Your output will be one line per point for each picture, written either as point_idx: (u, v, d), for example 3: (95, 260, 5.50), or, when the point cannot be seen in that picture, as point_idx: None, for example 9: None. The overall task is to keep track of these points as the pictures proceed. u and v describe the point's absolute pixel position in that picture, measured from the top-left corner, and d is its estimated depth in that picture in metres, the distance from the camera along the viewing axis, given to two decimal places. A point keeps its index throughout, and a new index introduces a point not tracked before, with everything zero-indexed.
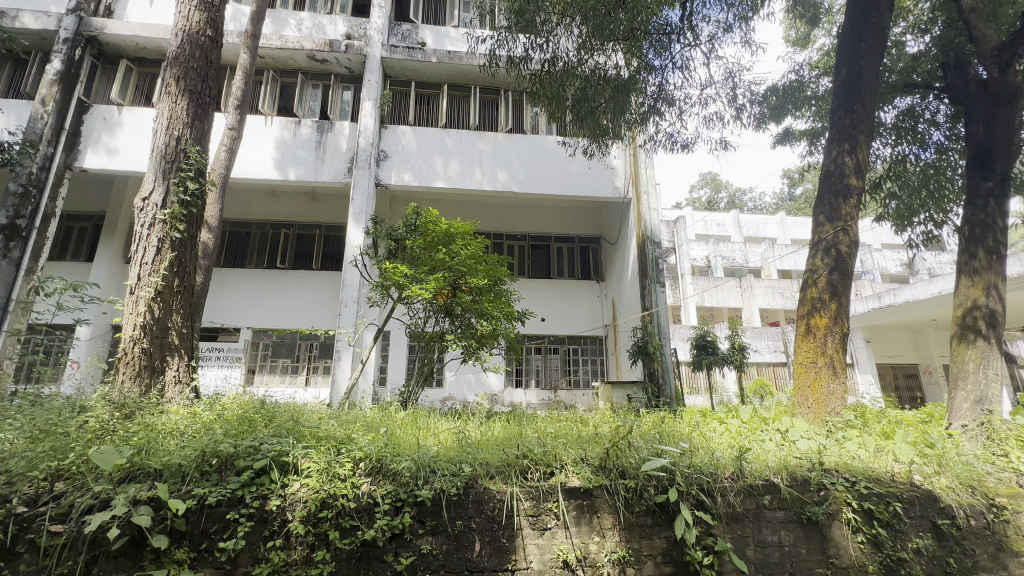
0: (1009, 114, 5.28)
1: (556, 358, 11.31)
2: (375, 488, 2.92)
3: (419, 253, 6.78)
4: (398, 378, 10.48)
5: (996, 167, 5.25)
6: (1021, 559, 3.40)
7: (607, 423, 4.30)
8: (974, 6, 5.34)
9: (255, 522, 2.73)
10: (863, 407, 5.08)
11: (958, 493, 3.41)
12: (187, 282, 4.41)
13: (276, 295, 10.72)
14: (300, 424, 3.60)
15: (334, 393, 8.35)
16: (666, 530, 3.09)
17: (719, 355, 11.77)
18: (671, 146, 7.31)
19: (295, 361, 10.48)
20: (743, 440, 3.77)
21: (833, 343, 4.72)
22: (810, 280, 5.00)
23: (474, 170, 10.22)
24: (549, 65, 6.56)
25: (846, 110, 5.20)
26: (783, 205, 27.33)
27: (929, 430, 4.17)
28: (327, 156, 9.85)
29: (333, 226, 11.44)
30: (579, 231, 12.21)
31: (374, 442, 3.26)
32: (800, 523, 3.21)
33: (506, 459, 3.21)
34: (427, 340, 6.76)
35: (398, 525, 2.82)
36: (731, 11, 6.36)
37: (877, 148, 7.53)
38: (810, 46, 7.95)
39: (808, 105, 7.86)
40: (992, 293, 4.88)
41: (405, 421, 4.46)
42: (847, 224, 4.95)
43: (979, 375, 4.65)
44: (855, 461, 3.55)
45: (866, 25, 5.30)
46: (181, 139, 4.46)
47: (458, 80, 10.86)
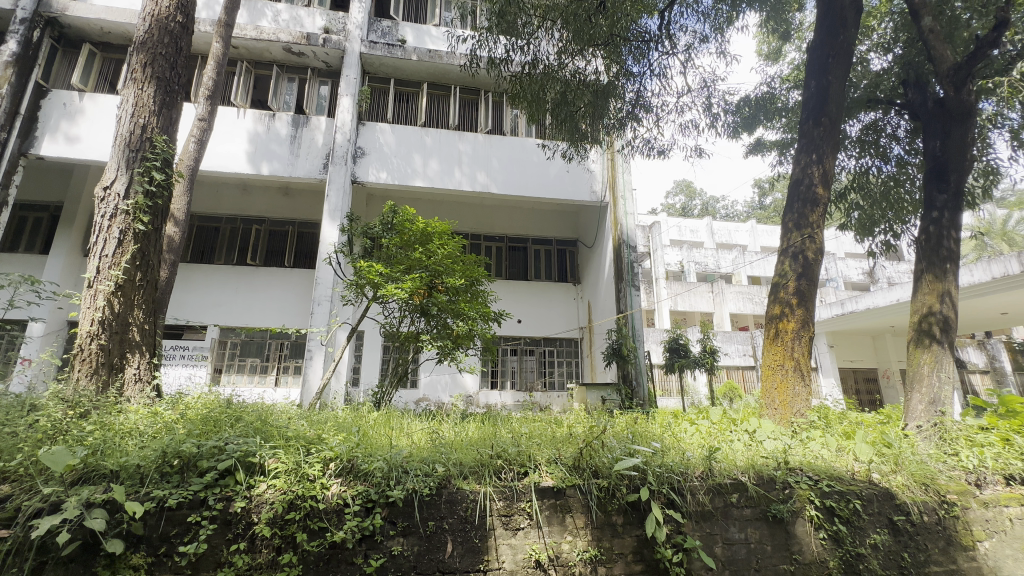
0: (963, 131, 5.56)
1: (532, 360, 11.34)
2: (345, 488, 2.86)
3: (395, 252, 6.70)
4: (371, 378, 10.33)
5: (950, 180, 5.53)
6: (968, 553, 3.58)
7: (581, 423, 4.34)
8: (933, 26, 5.52)
9: (218, 524, 2.64)
10: (827, 408, 5.28)
11: (913, 490, 3.56)
12: (151, 276, 4.24)
13: (245, 292, 10.41)
14: (269, 424, 3.50)
15: (305, 394, 8.18)
16: (637, 528, 3.13)
17: (691, 358, 12.02)
18: (648, 152, 7.46)
19: (264, 360, 10.22)
20: (713, 440, 3.85)
21: (800, 347, 4.88)
22: (779, 285, 5.15)
23: (453, 170, 10.15)
24: (530, 68, 6.57)
25: (814, 121, 5.40)
26: (754, 213, 28.12)
27: (888, 430, 4.33)
28: (302, 151, 9.64)
29: (307, 223, 11.20)
30: (556, 234, 12.29)
31: (345, 442, 3.19)
32: (765, 520, 3.29)
33: (480, 458, 3.19)
34: (402, 340, 6.70)
35: (369, 527, 2.77)
36: (707, 21, 6.53)
37: (842, 160, 7.86)
38: (781, 60, 8.22)
39: (779, 116, 8.12)
40: (946, 300, 5.13)
41: (378, 422, 4.41)
42: (814, 231, 5.13)
43: (933, 377, 4.89)
44: (819, 460, 3.67)
45: (834, 42, 5.50)
46: (147, 127, 4.28)
47: (438, 79, 10.81)
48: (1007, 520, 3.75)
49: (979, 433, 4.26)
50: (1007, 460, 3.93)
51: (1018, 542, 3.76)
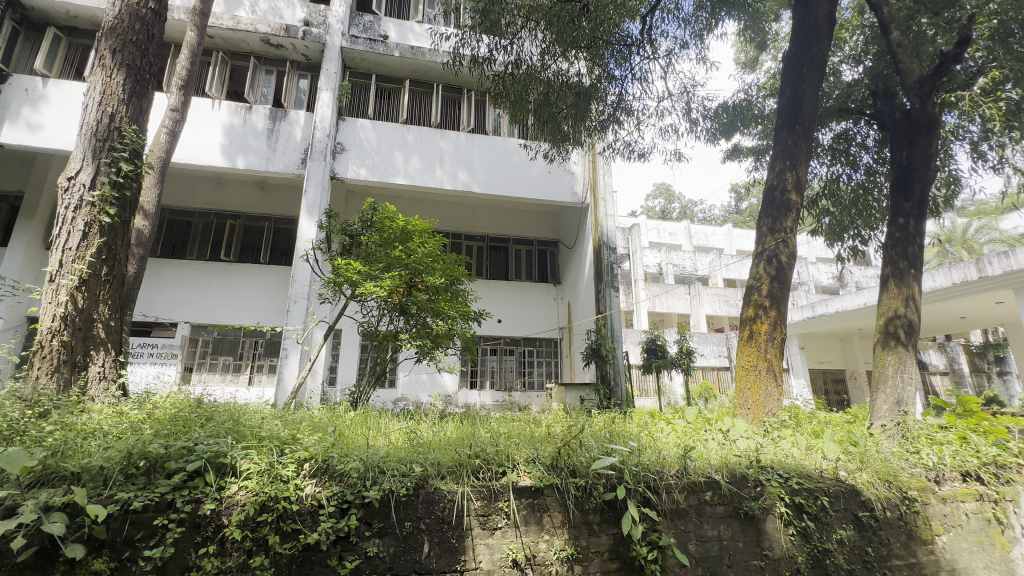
0: (928, 142, 5.81)
1: (512, 360, 11.35)
2: (320, 489, 2.81)
3: (375, 249, 6.61)
4: (348, 378, 10.18)
5: (915, 189, 5.75)
6: (928, 547, 3.72)
7: (559, 423, 4.37)
8: (901, 40, 5.71)
9: (186, 528, 2.56)
10: (797, 408, 5.42)
11: (877, 487, 3.69)
12: (118, 271, 4.09)
13: (218, 289, 10.13)
14: (241, 424, 3.42)
15: (280, 393, 8.01)
16: (613, 527, 3.16)
17: (668, 359, 12.20)
18: (628, 154, 7.55)
19: (237, 359, 9.97)
20: (688, 440, 3.92)
21: (773, 349, 5.01)
22: (753, 287, 5.28)
23: (434, 168, 10.07)
24: (513, 68, 6.57)
25: (789, 129, 5.55)
26: (730, 217, 28.77)
27: (855, 430, 4.47)
28: (280, 145, 9.44)
29: (283, 219, 10.97)
30: (538, 234, 12.34)
31: (320, 442, 3.14)
32: (737, 517, 3.36)
33: (458, 458, 3.17)
34: (381, 339, 6.62)
35: (344, 528, 2.73)
36: (688, 27, 6.65)
37: (815, 167, 8.10)
38: (758, 69, 8.42)
39: (755, 122, 8.32)
40: (910, 304, 5.34)
41: (355, 422, 4.35)
42: (787, 236, 5.27)
43: (897, 378, 5.08)
44: (789, 459, 3.78)
45: (807, 52, 5.66)
46: (117, 116, 4.12)
47: (421, 76, 10.74)
48: (963, 515, 3.90)
49: (939, 431, 4.43)
50: (963, 457, 4.10)
51: (973, 535, 3.89)
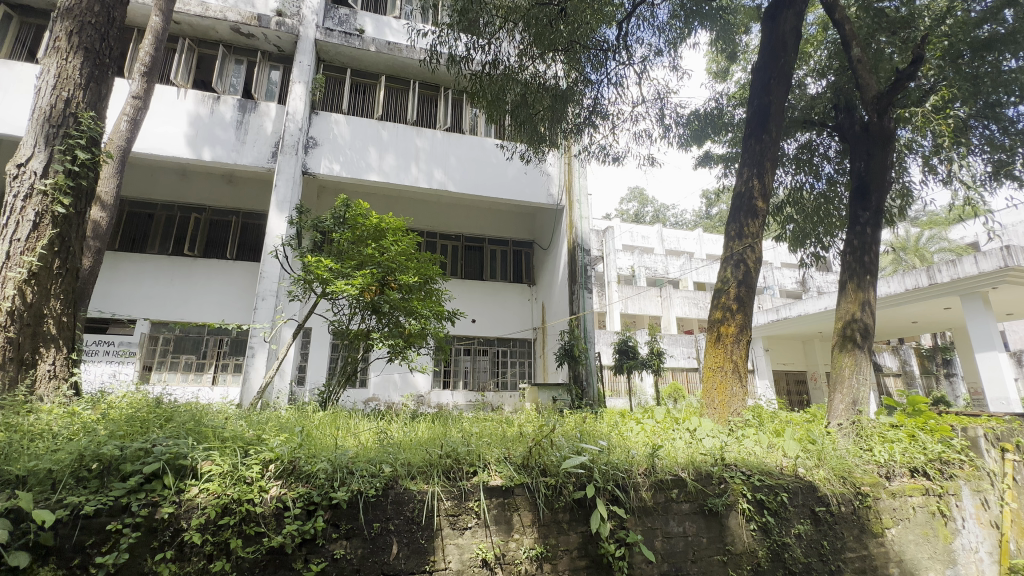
0: (884, 154, 6.10)
1: (485, 360, 11.33)
2: (286, 491, 2.75)
3: (347, 247, 6.51)
4: (317, 377, 9.98)
5: (872, 199, 6.03)
6: (879, 539, 3.91)
7: (531, 423, 4.41)
8: (861, 57, 5.98)
9: (142, 532, 2.46)
10: (761, 408, 5.61)
11: (833, 483, 3.85)
12: (71, 264, 3.89)
13: (181, 284, 9.77)
14: (204, 424, 3.31)
15: (245, 393, 7.77)
16: (582, 525, 3.19)
17: (639, 359, 12.42)
18: (603, 158, 7.67)
19: (200, 358, 9.64)
20: (657, 439, 4.01)
21: (738, 350, 5.17)
22: (721, 291, 5.43)
23: (409, 166, 9.97)
24: (490, 67, 6.57)
25: (757, 137, 5.73)
26: (701, 222, 29.56)
27: (814, 428, 4.65)
28: (249, 138, 9.16)
29: (252, 214, 10.67)
30: (512, 234, 12.38)
31: (286, 443, 3.07)
32: (702, 513, 3.46)
33: (429, 458, 3.15)
34: (352, 338, 6.52)
35: (310, 530, 2.67)
36: (662, 35, 6.80)
37: (780, 175, 8.41)
38: (728, 79, 8.68)
39: (726, 130, 8.57)
40: (866, 308, 5.60)
41: (323, 422, 4.28)
42: (753, 241, 5.45)
43: (853, 379, 5.32)
44: (751, 456, 3.91)
45: (775, 64, 5.87)
46: (73, 102, 3.93)
47: (397, 72, 10.62)
48: (911, 509, 4.11)
49: (890, 430, 4.66)
50: (911, 454, 4.32)
51: (919, 528, 4.10)
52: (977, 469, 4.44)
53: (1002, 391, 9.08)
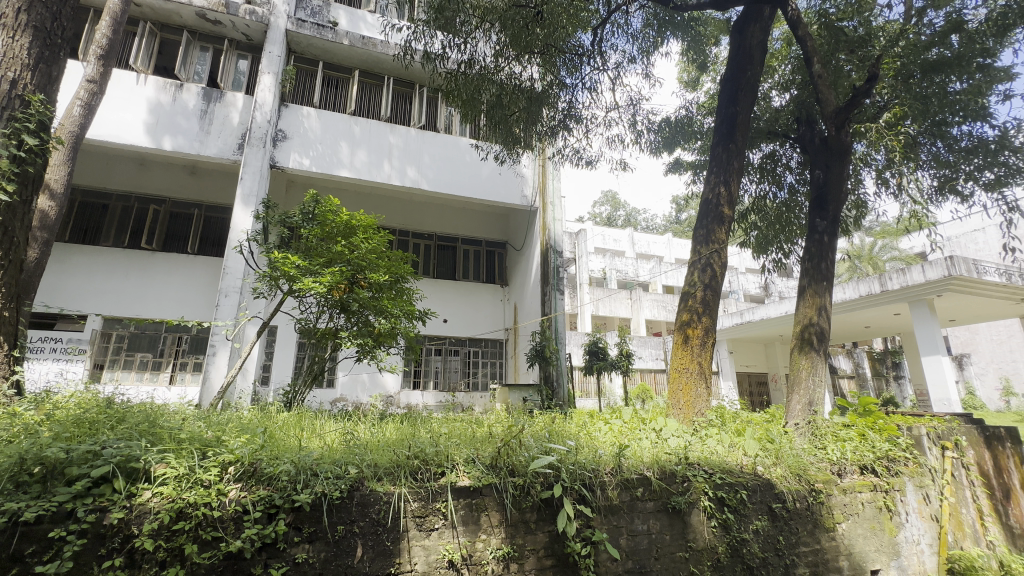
0: (841, 167, 6.38)
1: (456, 360, 11.27)
2: (245, 494, 2.66)
3: (315, 244, 6.37)
4: (283, 377, 9.71)
5: (829, 210, 6.30)
6: (830, 533, 4.09)
7: (501, 423, 4.43)
8: (822, 73, 6.25)
9: (89, 539, 2.34)
10: (724, 408, 5.78)
11: (789, 480, 4.01)
12: (15, 256, 3.66)
13: (137, 279, 9.32)
14: (159, 425, 3.19)
15: (204, 394, 7.48)
16: (549, 524, 3.22)
17: (608, 361, 12.59)
18: (576, 161, 7.76)
19: (157, 356, 9.24)
20: (624, 439, 4.08)
21: (703, 352, 5.31)
22: (689, 294, 5.58)
23: (382, 163, 9.83)
24: (466, 66, 6.57)
25: (724, 146, 5.91)
26: (670, 227, 30.27)
27: (773, 428, 4.82)
28: (213, 129, 8.84)
29: (215, 207, 10.30)
30: (486, 235, 12.37)
31: (248, 444, 2.98)
32: (665, 511, 3.54)
33: (396, 459, 3.11)
34: (320, 337, 6.39)
35: (270, 535, 2.59)
36: (636, 43, 6.93)
37: (746, 184, 8.72)
38: (698, 89, 8.92)
39: (695, 138, 8.80)
40: (822, 313, 5.86)
41: (288, 423, 4.18)
42: (719, 247, 5.62)
43: (809, 380, 5.56)
44: (713, 455, 4.03)
45: (742, 76, 6.06)
46: (20, 82, 3.68)
47: (371, 67, 10.47)
48: (860, 504, 4.32)
49: (842, 429, 4.88)
50: (861, 452, 4.54)
51: (867, 522, 4.31)
52: (921, 466, 4.70)
53: (944, 393, 9.66)
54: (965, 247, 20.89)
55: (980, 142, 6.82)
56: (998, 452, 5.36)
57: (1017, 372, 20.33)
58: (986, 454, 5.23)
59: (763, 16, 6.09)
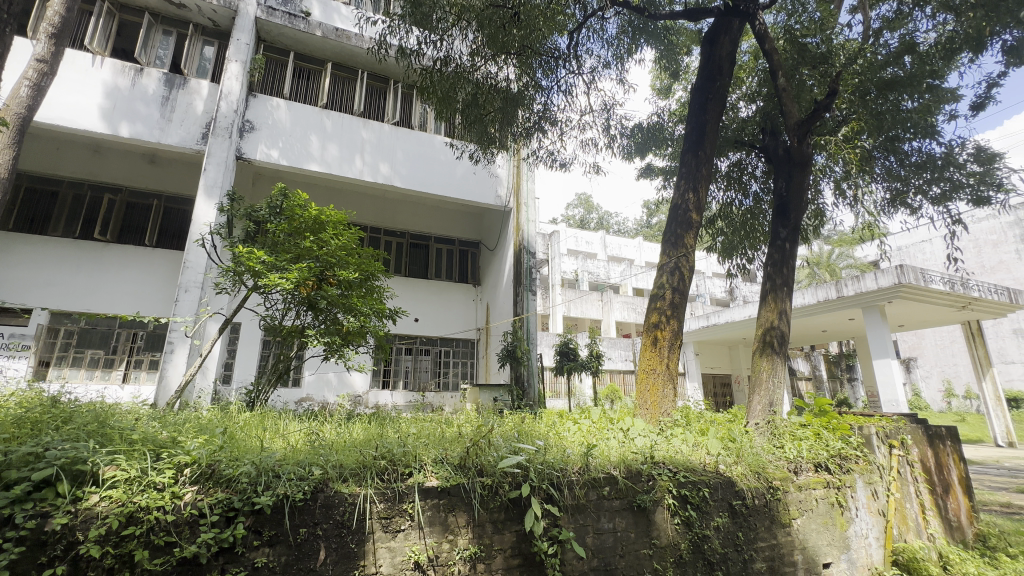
0: (802, 177, 6.65)
1: (427, 360, 11.17)
2: (202, 497, 2.56)
3: (283, 239, 6.20)
4: (245, 376, 9.40)
5: (791, 218, 6.54)
6: (786, 528, 4.26)
7: (470, 423, 4.41)
8: (786, 86, 6.49)
9: (27, 547, 2.20)
10: (690, 409, 5.92)
11: (749, 478, 4.15)
12: None
13: (89, 271, 8.82)
14: (110, 425, 3.04)
15: (160, 393, 7.16)
16: (517, 524, 3.22)
17: (579, 362, 12.73)
18: (551, 163, 7.83)
19: (109, 353, 8.80)
20: (592, 438, 4.14)
21: (670, 354, 5.44)
22: (657, 296, 5.70)
23: (353, 158, 9.63)
24: (441, 64, 6.53)
25: (693, 153, 6.07)
26: (641, 231, 30.84)
27: (735, 428, 4.98)
28: (175, 116, 8.47)
29: (176, 198, 9.88)
30: (459, 234, 12.31)
31: (206, 445, 2.88)
32: (631, 510, 3.60)
33: (362, 460, 3.06)
34: (286, 334, 6.24)
35: (228, 539, 2.49)
36: (610, 49, 7.04)
37: (713, 191, 8.99)
38: (670, 96, 9.12)
39: (666, 145, 8.99)
40: (782, 317, 6.09)
41: (251, 423, 4.05)
42: (687, 251, 5.76)
43: (770, 382, 5.77)
44: (678, 454, 4.14)
45: (712, 86, 6.24)
46: None
47: (344, 60, 10.29)
48: (814, 500, 4.50)
49: (799, 428, 5.09)
50: (816, 451, 4.74)
51: (820, 518, 4.49)
52: (870, 463, 4.95)
53: (893, 394, 10.20)
54: (913, 257, 22.14)
55: (929, 157, 7.23)
56: (940, 450, 5.70)
57: (958, 375, 21.66)
58: (930, 452, 5.55)
59: (733, 28, 6.28)
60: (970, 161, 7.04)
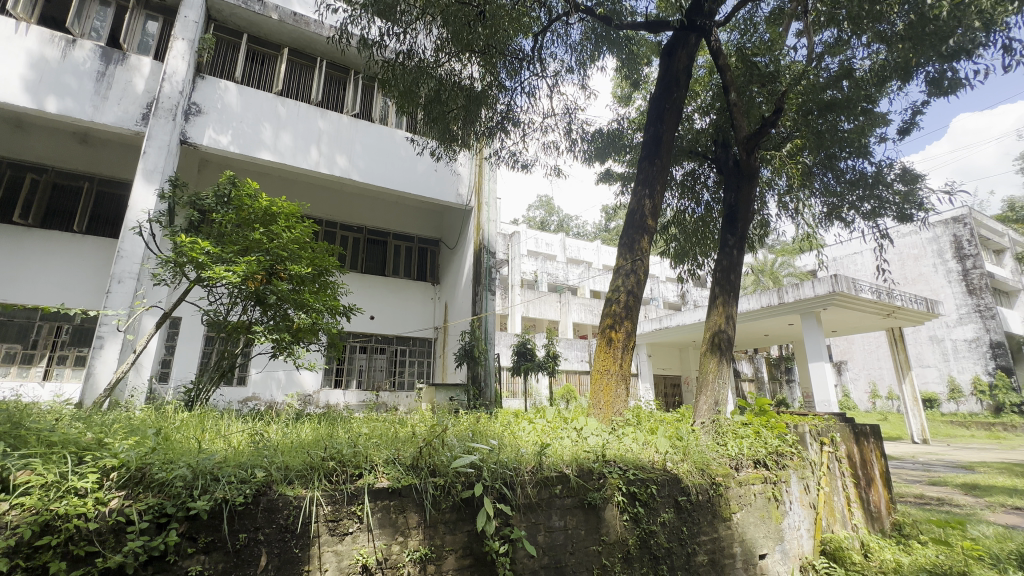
0: (750, 188, 6.99)
1: (382, 358, 10.94)
2: (131, 503, 2.39)
3: (230, 230, 5.90)
4: (185, 374, 8.87)
5: (739, 227, 6.86)
6: (727, 522, 4.46)
7: (425, 423, 4.36)
8: (737, 102, 6.81)
9: None
10: (641, 408, 6.10)
11: (694, 475, 4.33)
12: None
13: (9, 257, 8.04)
14: (24, 426, 2.78)
15: (87, 391, 6.63)
16: (468, 524, 3.21)
17: (536, 362, 12.85)
18: (512, 164, 7.86)
19: (28, 348, 8.05)
20: (547, 437, 4.20)
21: (624, 355, 5.58)
22: (613, 299, 5.84)
23: (309, 148, 9.29)
24: (404, 57, 6.43)
25: (650, 161, 6.26)
26: (599, 234, 31.50)
27: (682, 427, 5.17)
28: (112, 94, 7.87)
29: (111, 181, 9.19)
30: (419, 231, 12.13)
31: (137, 448, 2.69)
32: (581, 507, 3.66)
33: (310, 461, 2.95)
34: (230, 330, 5.93)
35: (158, 547, 2.33)
36: (573, 55, 7.18)
37: (668, 199, 9.34)
38: (630, 105, 9.38)
39: (625, 152, 9.22)
40: (728, 321, 6.40)
41: (189, 423, 3.82)
42: (642, 255, 5.93)
43: (716, 383, 6.04)
44: (628, 453, 4.26)
45: (669, 97, 6.46)
46: None
47: (302, 47, 9.92)
48: (753, 495, 4.74)
49: (741, 427, 5.36)
50: (756, 448, 5.02)
51: (758, 511, 4.74)
52: (803, 459, 5.28)
53: (826, 395, 10.92)
54: (847, 267, 23.81)
55: (862, 175, 7.79)
56: (864, 446, 6.16)
57: (882, 377, 23.47)
58: (855, 449, 5.99)
59: (690, 43, 6.53)
60: (897, 180, 7.64)
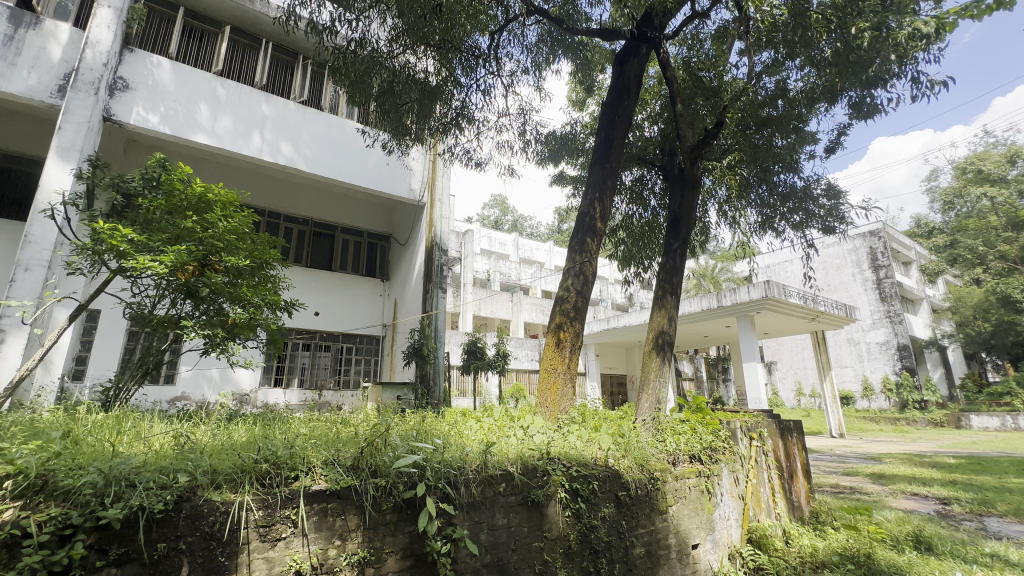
0: (692, 196, 7.33)
1: (326, 356, 10.54)
2: (29, 514, 2.16)
3: (159, 217, 5.49)
4: (103, 371, 8.15)
5: (682, 232, 7.17)
6: (663, 514, 4.66)
7: (368, 422, 4.24)
8: (683, 113, 7.09)
9: None
10: (586, 406, 6.24)
11: (634, 470, 4.48)
12: None
13: None
14: None
15: None
16: (410, 525, 3.15)
17: (486, 360, 12.84)
18: (466, 161, 7.81)
19: None
20: (493, 436, 4.20)
21: (571, 353, 5.69)
22: (563, 299, 5.94)
23: (251, 134, 8.79)
24: (356, 45, 6.21)
25: (601, 165, 6.42)
26: (552, 236, 31.95)
27: (625, 424, 5.34)
28: (21, 61, 7.09)
29: (18, 157, 8.27)
30: (369, 225, 11.78)
31: (39, 453, 2.44)
32: (525, 505, 3.69)
33: (241, 464, 2.78)
34: (156, 326, 5.48)
35: (60, 561, 2.12)
36: (529, 56, 7.24)
37: (618, 204, 9.62)
38: (583, 109, 9.56)
39: (578, 155, 9.36)
40: (670, 322, 6.68)
41: (105, 426, 3.51)
42: (590, 256, 6.07)
43: (657, 382, 6.28)
44: (573, 449, 4.34)
45: (620, 104, 6.65)
46: None
47: (245, 26, 9.39)
48: (687, 488, 4.97)
49: (679, 423, 5.61)
50: (692, 443, 5.28)
51: (692, 503, 4.97)
52: (734, 454, 5.62)
53: (757, 393, 11.65)
54: (778, 274, 25.52)
55: (792, 189, 8.37)
56: (788, 441, 6.63)
57: (806, 376, 25.34)
58: (780, 443, 6.43)
59: (641, 53, 6.75)
60: (823, 195, 8.28)
